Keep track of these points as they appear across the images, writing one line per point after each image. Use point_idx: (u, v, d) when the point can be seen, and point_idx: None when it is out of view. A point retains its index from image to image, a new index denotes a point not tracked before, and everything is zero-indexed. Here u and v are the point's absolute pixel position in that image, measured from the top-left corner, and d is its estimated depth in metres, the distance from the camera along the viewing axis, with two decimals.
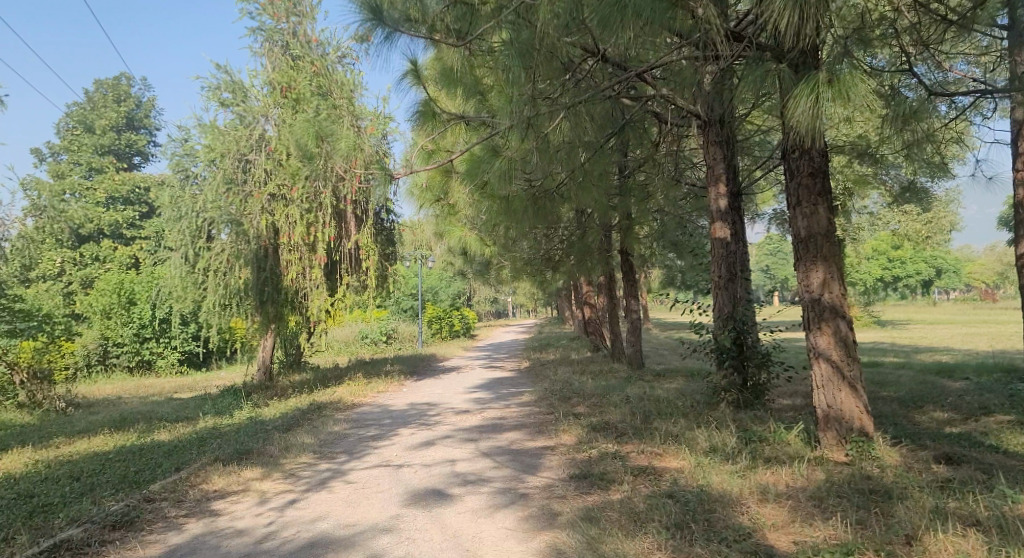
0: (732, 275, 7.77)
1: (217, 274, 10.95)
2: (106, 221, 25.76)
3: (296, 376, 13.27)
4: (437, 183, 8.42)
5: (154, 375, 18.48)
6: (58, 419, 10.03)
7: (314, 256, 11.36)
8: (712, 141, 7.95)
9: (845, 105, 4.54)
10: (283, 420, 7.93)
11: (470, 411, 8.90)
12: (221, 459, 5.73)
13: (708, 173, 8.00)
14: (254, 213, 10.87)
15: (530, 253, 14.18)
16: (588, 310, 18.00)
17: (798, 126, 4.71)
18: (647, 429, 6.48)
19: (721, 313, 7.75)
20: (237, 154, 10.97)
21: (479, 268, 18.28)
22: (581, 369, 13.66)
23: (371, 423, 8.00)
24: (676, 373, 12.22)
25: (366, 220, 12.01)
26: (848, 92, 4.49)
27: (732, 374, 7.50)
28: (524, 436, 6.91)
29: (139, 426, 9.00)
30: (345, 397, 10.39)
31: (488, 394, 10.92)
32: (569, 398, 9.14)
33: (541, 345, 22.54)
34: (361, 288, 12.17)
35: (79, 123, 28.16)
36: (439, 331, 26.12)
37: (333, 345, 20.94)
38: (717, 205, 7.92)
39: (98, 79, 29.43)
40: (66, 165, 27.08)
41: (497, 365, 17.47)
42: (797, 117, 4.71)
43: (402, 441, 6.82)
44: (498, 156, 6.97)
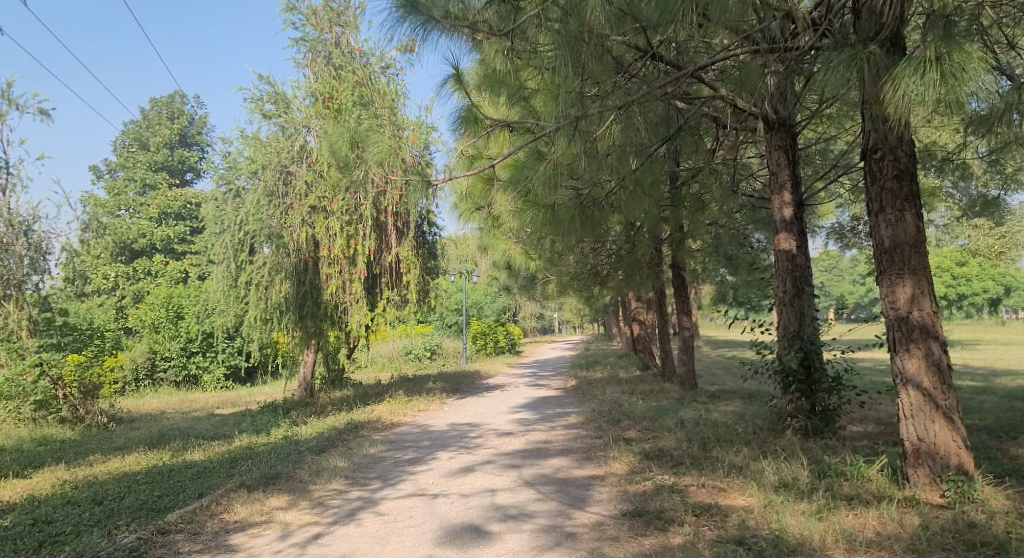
0: (799, 290, 7.12)
1: (259, 288, 10.80)
2: (158, 236, 26.40)
3: (337, 393, 13.04)
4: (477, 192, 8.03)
5: (199, 389, 18.60)
6: (99, 435, 9.96)
7: (354, 269, 11.11)
8: (775, 146, 7.35)
9: (958, 86, 3.82)
10: (318, 440, 7.61)
11: (513, 433, 8.42)
12: (247, 485, 5.40)
13: (771, 181, 7.41)
14: (294, 226, 10.72)
15: (576, 267, 13.70)
16: (636, 326, 17.35)
17: (895, 110, 4.07)
18: (706, 459, 5.90)
19: (786, 332, 7.10)
20: (278, 166, 10.87)
21: (523, 283, 17.85)
22: (630, 389, 13.04)
23: (408, 445, 7.60)
24: (732, 395, 11.51)
25: (407, 233, 11.71)
26: (963, 71, 3.78)
27: (799, 399, 6.85)
28: (571, 463, 6.40)
29: (175, 443, 8.83)
30: (384, 415, 10.05)
31: (533, 414, 10.43)
32: (619, 421, 8.58)
33: (587, 362, 21.92)
34: (402, 303, 11.86)
35: (135, 140, 29.02)
36: (483, 347, 25.72)
37: (376, 360, 20.78)
38: (780, 215, 7.30)
39: (154, 98, 30.35)
40: (122, 182, 27.96)
41: (541, 382, 16.96)
42: (894, 101, 4.07)
43: (440, 467, 6.39)
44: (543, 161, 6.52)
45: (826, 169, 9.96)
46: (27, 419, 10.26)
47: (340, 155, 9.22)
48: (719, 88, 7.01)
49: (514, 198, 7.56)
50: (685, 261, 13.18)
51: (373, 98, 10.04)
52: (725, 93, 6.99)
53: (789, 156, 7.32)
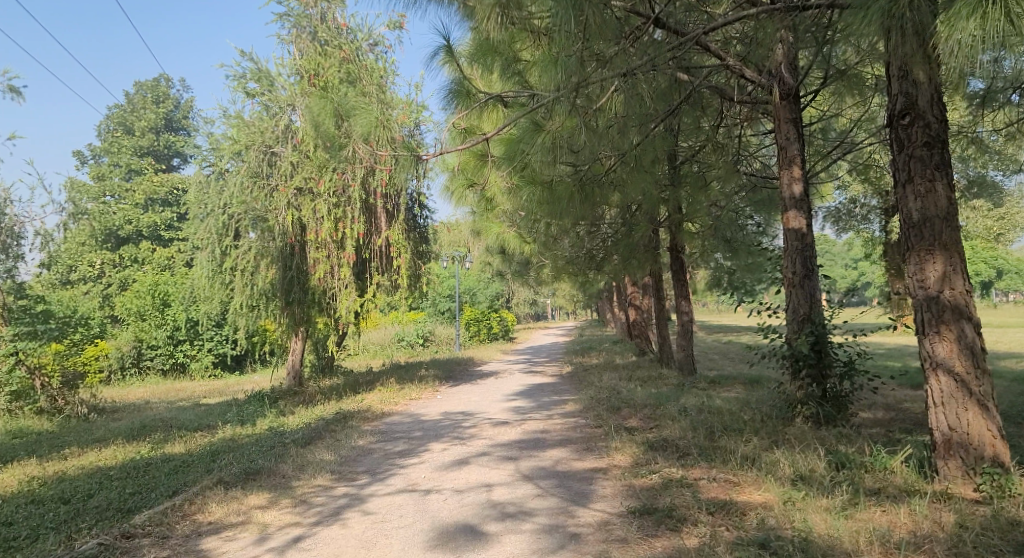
0: (809, 271, 6.71)
1: (245, 273, 10.38)
2: (144, 223, 25.88)
3: (326, 381, 12.66)
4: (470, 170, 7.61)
5: (188, 378, 18.21)
6: (79, 426, 9.60)
7: (343, 254, 10.70)
8: (783, 119, 6.81)
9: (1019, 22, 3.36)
10: (304, 432, 7.25)
11: (509, 422, 8.09)
12: (226, 481, 5.04)
13: (779, 156, 6.87)
14: (280, 208, 10.29)
15: (572, 251, 13.32)
16: (632, 311, 17.01)
17: (948, 53, 3.58)
18: (715, 449, 5.58)
19: (796, 316, 6.72)
20: (262, 146, 10.43)
21: (517, 268, 17.48)
22: (628, 375, 12.73)
23: (399, 437, 7.25)
24: (734, 380, 11.21)
25: (398, 215, 11.29)
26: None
27: (810, 386, 6.49)
28: (571, 454, 6.06)
29: (156, 435, 8.45)
30: (374, 404, 9.68)
31: (528, 402, 10.09)
32: (620, 409, 8.25)
33: (582, 348, 21.63)
34: (392, 289, 11.46)
35: (119, 125, 28.36)
36: (477, 333, 25.36)
37: (367, 348, 20.40)
38: (789, 192, 6.81)
39: (139, 81, 29.63)
40: (107, 167, 27.36)
41: (536, 369, 16.66)
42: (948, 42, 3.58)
43: (433, 460, 6.04)
44: (541, 131, 6.15)
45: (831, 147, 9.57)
46: (2, 411, 9.82)
47: (323, 132, 8.77)
48: (726, 57, 6.59)
49: (508, 174, 7.17)
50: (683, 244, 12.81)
51: (360, 74, 9.57)
52: (733, 62, 6.59)
53: (799, 129, 6.79)
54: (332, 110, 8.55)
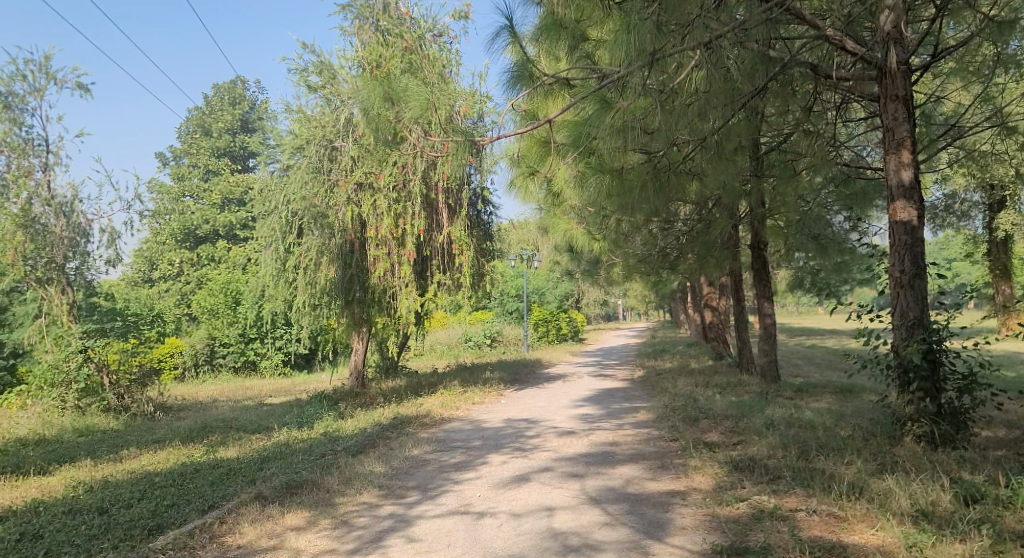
0: (921, 270, 5.50)
1: (307, 271, 10.18)
2: (221, 222, 26.75)
3: (389, 383, 12.39)
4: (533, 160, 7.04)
5: (258, 376, 18.50)
6: (143, 426, 9.71)
7: (403, 251, 10.35)
8: (892, 96, 5.66)
9: None
10: (357, 440, 6.92)
11: (574, 433, 7.49)
12: (266, 494, 4.72)
13: (885, 139, 5.72)
14: (340, 204, 10.10)
15: (644, 249, 12.56)
16: (708, 313, 16.03)
17: None
18: (811, 470, 4.80)
19: (904, 320, 5.55)
20: (323, 140, 10.26)
21: (587, 267, 16.84)
22: (704, 381, 11.87)
23: (456, 447, 6.77)
24: (824, 389, 10.19)
25: (460, 210, 10.87)
26: None
27: (922, 401, 5.37)
28: (644, 472, 5.41)
29: (214, 438, 8.36)
30: (433, 409, 9.27)
31: (597, 409, 9.45)
32: (697, 420, 7.50)
33: (655, 350, 20.73)
34: (455, 288, 11.02)
35: (198, 127, 29.31)
36: (545, 334, 24.78)
37: (434, 348, 20.20)
38: (896, 179, 5.62)
39: (217, 84, 30.61)
40: (187, 168, 28.44)
41: (606, 372, 15.97)
42: None
43: (490, 475, 5.52)
44: (612, 108, 5.54)
45: (938, 131, 8.41)
46: (72, 407, 9.95)
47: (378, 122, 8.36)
48: (824, 27, 5.68)
49: (574, 161, 6.56)
50: (765, 239, 11.74)
51: (420, 62, 9.20)
52: (833, 32, 5.66)
53: (909, 109, 5.65)
54: (383, 97, 8.11)
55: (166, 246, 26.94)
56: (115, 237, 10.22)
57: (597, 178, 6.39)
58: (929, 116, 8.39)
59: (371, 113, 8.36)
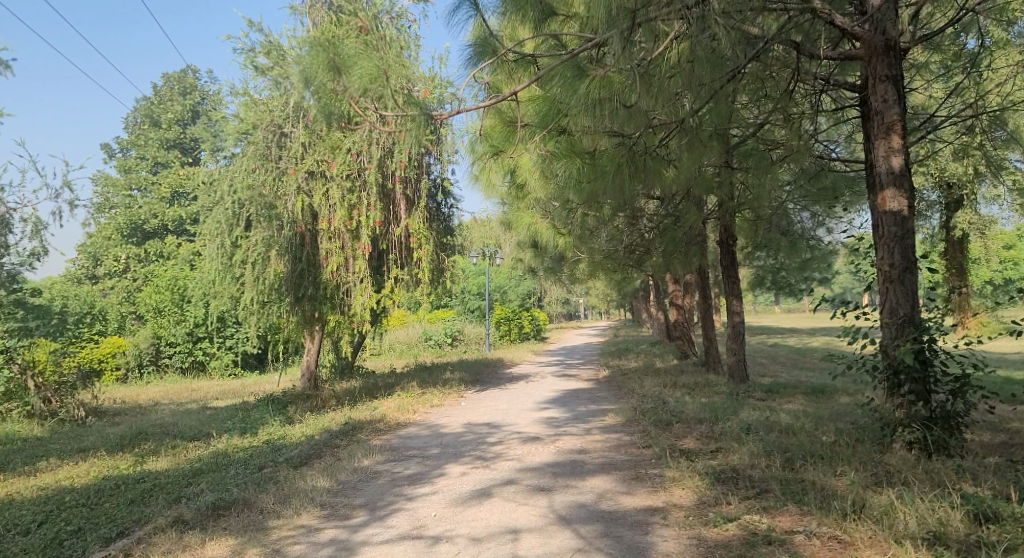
0: (911, 264, 5.05)
1: (255, 266, 9.44)
2: (169, 217, 25.63)
3: (343, 384, 11.73)
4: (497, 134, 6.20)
5: (207, 377, 17.60)
6: (70, 432, 8.95)
7: (357, 245, 9.73)
8: (880, 76, 5.22)
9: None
10: (303, 449, 6.32)
11: (540, 438, 7.01)
12: (190, 517, 4.15)
13: (873, 124, 5.26)
14: (289, 194, 9.43)
15: (610, 245, 12.14)
16: (674, 311, 15.73)
17: None
18: (802, 484, 4.40)
19: (893, 318, 5.09)
20: (272, 125, 9.56)
21: (551, 264, 16.41)
22: (672, 382, 11.52)
23: (411, 457, 6.21)
24: (796, 390, 9.89)
25: (418, 201, 10.24)
26: None
27: (913, 404, 4.96)
28: (618, 485, 4.93)
29: (146, 446, 7.65)
30: (389, 413, 8.67)
31: (563, 412, 8.99)
32: (669, 424, 7.09)
33: (620, 349, 20.42)
34: (413, 284, 10.43)
35: (146, 117, 27.99)
36: (508, 333, 24.26)
37: (393, 348, 19.54)
38: (885, 165, 5.17)
39: (166, 73, 29.33)
40: (134, 160, 27.22)
41: (570, 372, 15.56)
42: None
43: (448, 489, 4.98)
44: (586, 77, 5.10)
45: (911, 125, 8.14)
46: None
47: (331, 105, 7.55)
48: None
49: (542, 143, 6.03)
50: (733, 234, 11.39)
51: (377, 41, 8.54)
52: (820, 6, 5.17)
53: (898, 90, 5.21)
54: (331, 66, 7.14)
55: (111, 241, 25.72)
56: (40, 228, 9.30)
57: (567, 163, 5.96)
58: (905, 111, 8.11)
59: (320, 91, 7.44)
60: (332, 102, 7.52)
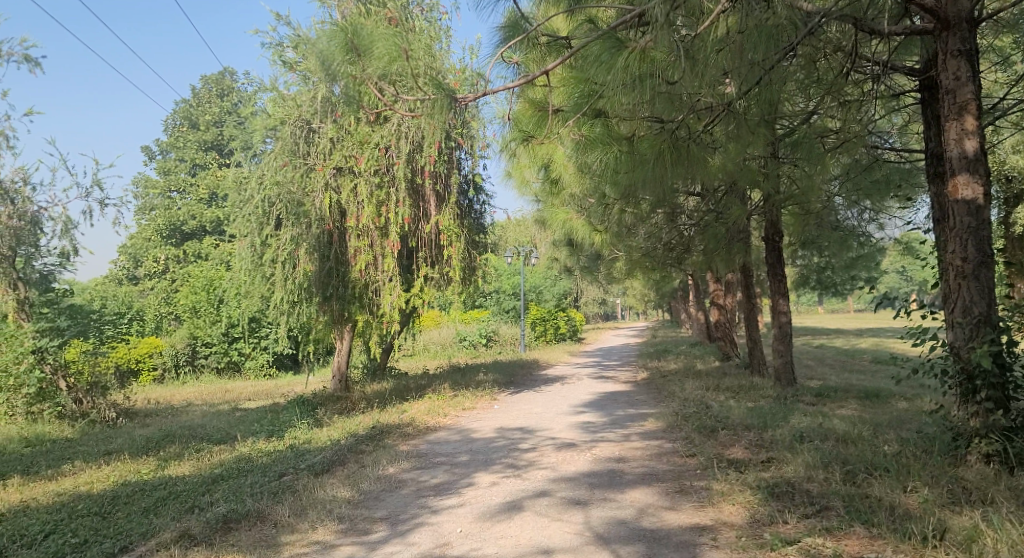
0: (988, 258, 4.45)
1: (285, 264, 9.25)
2: (207, 218, 25.91)
3: (374, 386, 11.50)
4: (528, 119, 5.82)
5: (242, 377, 17.65)
6: (100, 433, 8.91)
7: (386, 242, 9.47)
8: (950, 51, 4.57)
9: None
10: (326, 455, 6.07)
11: (575, 444, 6.63)
12: (200, 530, 3.90)
13: (941, 104, 4.63)
14: (317, 190, 9.23)
15: (648, 242, 11.68)
16: (715, 310, 15.15)
17: None
18: (868, 501, 3.92)
19: (966, 318, 4.49)
20: (299, 120, 9.39)
21: (586, 262, 15.97)
22: (715, 384, 11.00)
23: (439, 464, 5.90)
24: (848, 393, 9.31)
25: (449, 198, 9.95)
26: None
27: (990, 414, 4.38)
28: (660, 499, 4.53)
29: (171, 450, 7.51)
30: (418, 416, 8.40)
31: (600, 416, 8.58)
32: (714, 430, 6.63)
33: (659, 350, 19.88)
34: (443, 283, 10.14)
35: (185, 119, 28.29)
36: (543, 333, 23.86)
37: (427, 348, 19.35)
38: (956, 149, 4.55)
39: (204, 75, 29.66)
40: (173, 162, 27.68)
41: (607, 374, 15.10)
42: None
43: (476, 501, 4.64)
44: (624, 48, 4.65)
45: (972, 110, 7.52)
46: (21, 414, 9.11)
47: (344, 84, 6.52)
48: None
49: (574, 127, 5.62)
50: (779, 229, 10.80)
51: None
52: None
53: (972, 66, 4.55)
54: (350, 47, 6.17)
55: (151, 242, 26.19)
56: (70, 228, 9.30)
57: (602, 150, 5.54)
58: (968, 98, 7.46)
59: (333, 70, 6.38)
60: (345, 82, 6.48)
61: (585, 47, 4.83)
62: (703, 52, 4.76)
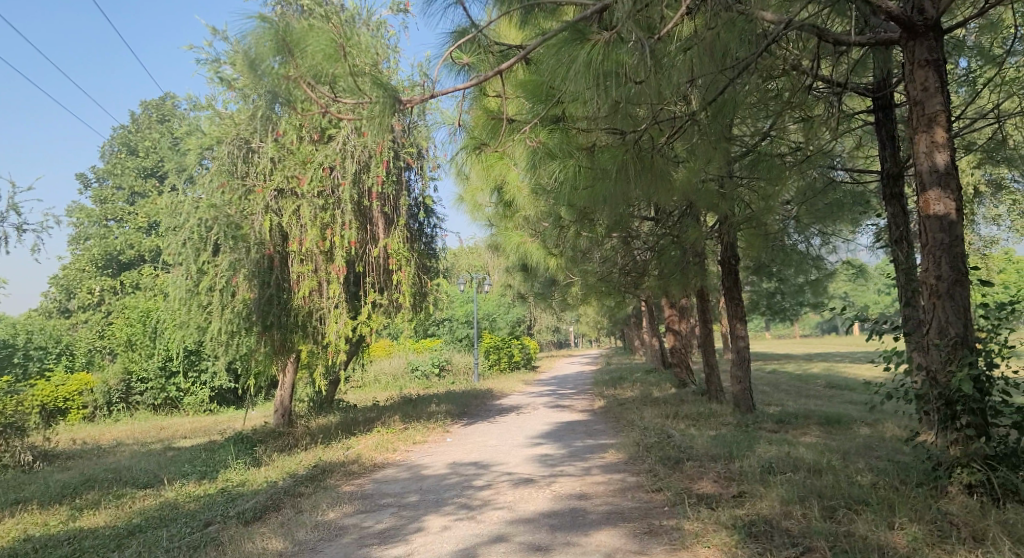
0: (962, 275, 4.31)
1: (224, 292, 8.61)
2: (146, 247, 24.76)
3: (320, 420, 10.84)
4: (480, 128, 5.45)
5: (180, 414, 16.63)
6: (11, 479, 8.11)
7: (331, 267, 8.97)
8: (918, 61, 4.50)
9: None
10: (260, 501, 5.51)
11: (534, 480, 6.21)
12: None
13: (910, 116, 4.54)
14: (257, 213, 8.70)
15: (604, 267, 11.45)
16: (670, 336, 15.00)
17: None
18: (853, 541, 3.66)
19: (943, 339, 4.33)
20: (237, 139, 8.88)
21: (540, 289, 15.66)
22: (674, 412, 10.75)
23: (385, 507, 5.41)
24: (808, 419, 9.15)
25: (398, 220, 9.54)
26: None
27: (972, 440, 4.19)
28: (627, 541, 4.16)
29: (89, 498, 6.80)
30: (365, 452, 7.85)
31: (558, 448, 8.19)
32: (678, 462, 6.31)
33: (614, 377, 19.64)
34: (392, 309, 9.65)
35: (123, 145, 27.20)
36: (497, 362, 23.42)
37: (378, 379, 18.66)
38: (926, 163, 4.44)
39: (144, 100, 28.63)
40: (110, 190, 26.53)
41: (563, 403, 14.72)
42: None
43: (426, 549, 4.18)
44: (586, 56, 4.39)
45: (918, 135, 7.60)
46: None
47: (270, 85, 4.94)
48: None
49: (532, 143, 5.30)
50: (734, 252, 10.72)
51: None
52: None
53: (940, 77, 4.48)
54: (280, 38, 4.67)
55: (85, 273, 24.90)
56: None
57: (562, 158, 5.22)
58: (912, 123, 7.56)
59: (257, 63, 4.78)
60: (272, 81, 4.92)
61: (545, 40, 4.57)
62: (668, 54, 4.57)
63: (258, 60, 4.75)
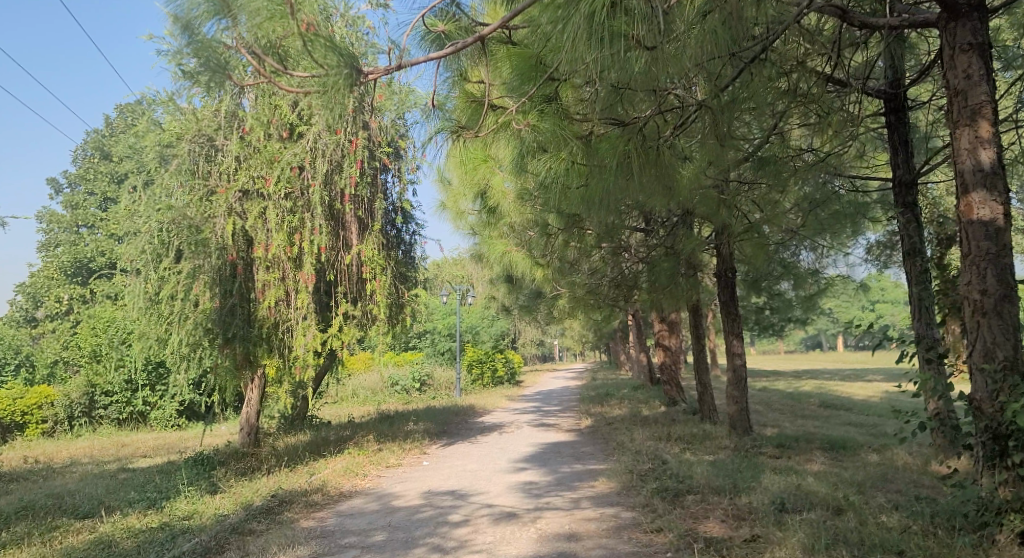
0: (1012, 289, 3.76)
1: (184, 301, 7.89)
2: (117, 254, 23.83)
3: (288, 440, 10.10)
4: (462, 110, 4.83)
5: (146, 430, 15.75)
6: None
7: (300, 275, 8.26)
8: (960, 46, 3.99)
9: None
10: (202, 541, 4.80)
11: (517, 514, 5.56)
12: None
13: (951, 108, 4.03)
14: (218, 216, 8.02)
15: (593, 279, 10.85)
16: (659, 352, 14.40)
17: None
18: None
19: (990, 363, 3.78)
20: (199, 135, 8.22)
21: (525, 302, 15.04)
22: (667, 433, 10.13)
23: (346, 549, 4.70)
24: (811, 443, 8.55)
25: (373, 225, 8.87)
26: None
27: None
28: None
29: (17, 530, 6.05)
30: (331, 478, 7.14)
31: (543, 474, 7.52)
32: (678, 495, 5.67)
33: (600, 394, 18.99)
34: (366, 321, 8.95)
35: (97, 150, 26.30)
36: (480, 377, 22.74)
37: (355, 394, 17.88)
38: (970, 161, 3.91)
39: (119, 104, 27.73)
40: (82, 196, 25.68)
41: (548, 421, 14.03)
42: None
43: None
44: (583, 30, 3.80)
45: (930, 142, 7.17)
46: None
47: (213, 57, 4.12)
48: None
49: (519, 136, 4.70)
50: (730, 265, 10.16)
51: None
52: None
53: (985, 63, 3.96)
54: None
55: (54, 281, 24.00)
56: None
57: (556, 145, 4.65)
58: (925, 130, 7.09)
59: (194, 27, 3.97)
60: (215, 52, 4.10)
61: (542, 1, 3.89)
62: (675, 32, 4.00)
63: (194, 24, 3.94)
